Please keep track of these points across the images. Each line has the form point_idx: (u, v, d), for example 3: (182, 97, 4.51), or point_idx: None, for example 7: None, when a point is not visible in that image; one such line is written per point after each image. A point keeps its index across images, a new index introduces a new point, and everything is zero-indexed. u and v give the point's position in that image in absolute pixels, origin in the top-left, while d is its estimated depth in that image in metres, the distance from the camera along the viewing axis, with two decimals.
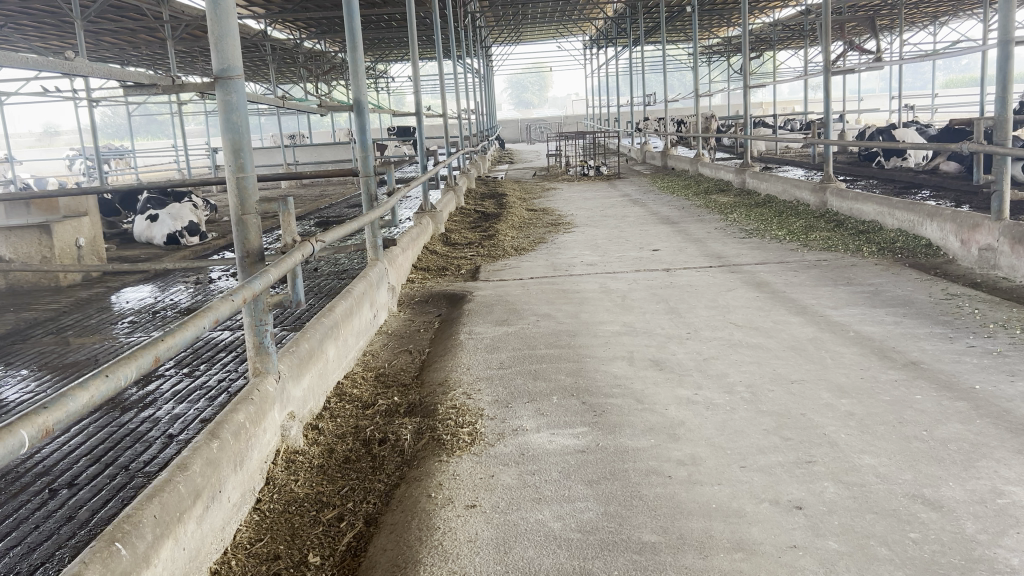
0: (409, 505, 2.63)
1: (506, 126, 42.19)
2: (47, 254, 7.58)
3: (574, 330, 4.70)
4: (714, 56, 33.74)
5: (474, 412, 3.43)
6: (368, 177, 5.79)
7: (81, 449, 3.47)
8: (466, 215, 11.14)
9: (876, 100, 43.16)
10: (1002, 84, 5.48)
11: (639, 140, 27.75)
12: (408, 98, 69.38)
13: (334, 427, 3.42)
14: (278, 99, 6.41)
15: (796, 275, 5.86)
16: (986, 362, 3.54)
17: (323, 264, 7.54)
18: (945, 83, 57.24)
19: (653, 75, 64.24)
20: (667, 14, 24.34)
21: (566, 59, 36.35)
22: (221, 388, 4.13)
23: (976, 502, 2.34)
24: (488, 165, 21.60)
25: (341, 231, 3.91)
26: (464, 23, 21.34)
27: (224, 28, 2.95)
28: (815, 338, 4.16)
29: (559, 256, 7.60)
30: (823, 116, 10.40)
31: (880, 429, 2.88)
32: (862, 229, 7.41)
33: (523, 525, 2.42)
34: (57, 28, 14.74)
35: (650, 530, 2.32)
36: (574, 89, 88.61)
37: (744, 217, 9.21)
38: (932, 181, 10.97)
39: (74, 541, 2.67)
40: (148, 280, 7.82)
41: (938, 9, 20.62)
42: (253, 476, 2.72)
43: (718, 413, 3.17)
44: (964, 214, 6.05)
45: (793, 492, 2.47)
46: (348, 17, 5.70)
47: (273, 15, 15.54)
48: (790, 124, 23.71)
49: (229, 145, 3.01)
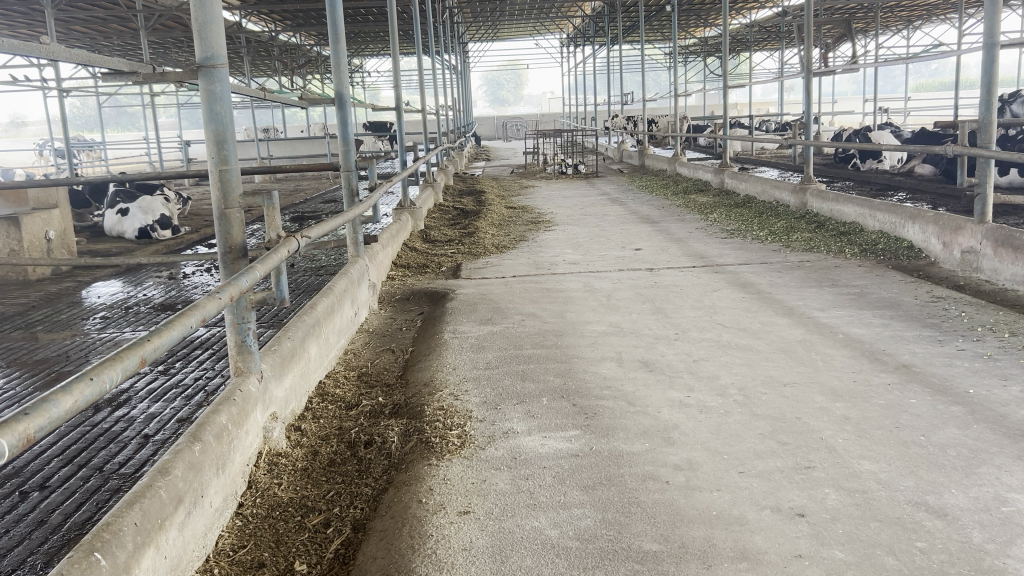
0: (399, 511, 2.53)
1: (482, 123, 42.00)
2: (15, 246, 7.33)
3: (560, 330, 4.61)
4: (690, 57, 33.86)
5: (463, 413, 3.34)
6: (349, 172, 5.64)
7: (53, 449, 3.32)
8: (444, 212, 10.99)
9: (848, 104, 43.61)
10: (986, 88, 5.53)
11: (615, 140, 27.79)
12: (383, 95, 68.89)
13: (316, 428, 3.31)
14: (259, 91, 6.25)
15: (780, 276, 5.86)
16: (978, 366, 3.53)
17: (301, 261, 7.38)
18: (917, 86, 58.35)
19: (628, 75, 64.65)
20: (645, 13, 24.34)
21: (543, 57, 36.22)
22: (198, 387, 3.98)
23: (980, 511, 2.30)
24: (466, 162, 21.48)
25: (324, 226, 3.79)
26: (442, 19, 21.11)
27: (208, 14, 2.82)
28: (805, 340, 4.13)
29: (542, 254, 7.52)
30: (803, 117, 10.39)
31: (878, 434, 2.85)
32: (843, 230, 7.43)
33: (519, 533, 2.34)
34: (25, 16, 14.29)
35: (651, 539, 2.25)
36: (549, 90, 88.58)
37: (724, 217, 9.20)
38: (908, 184, 11.05)
39: (46, 547, 2.54)
40: (119, 275, 7.60)
41: (913, 14, 20.84)
42: (235, 478, 2.61)
43: (713, 417, 3.11)
44: (946, 216, 6.07)
45: (794, 498, 2.43)
46: (331, 9, 5.55)
47: (247, 7, 15.19)
48: (766, 125, 23.89)
49: (212, 136, 2.90)
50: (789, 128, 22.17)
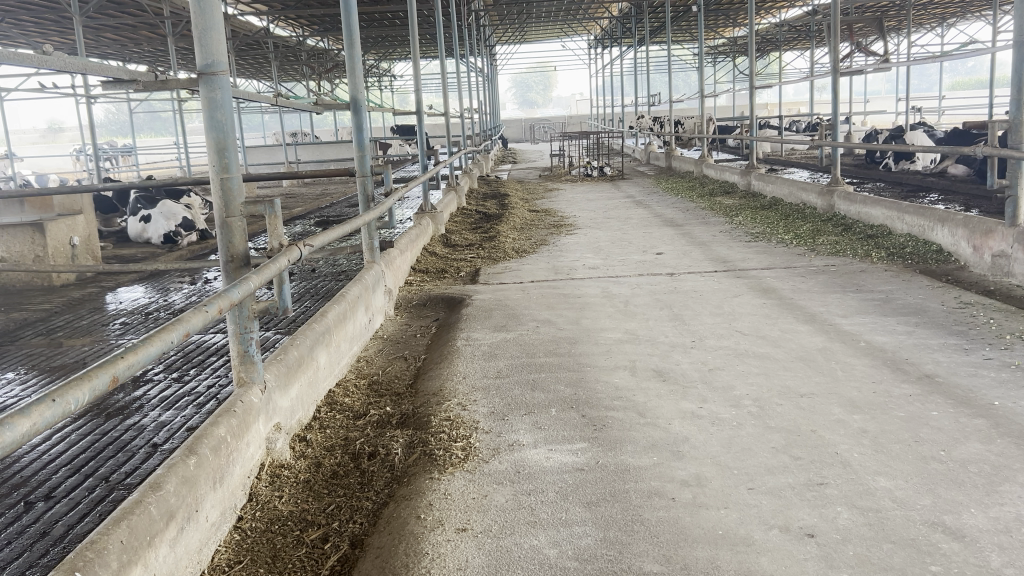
0: (396, 527, 2.48)
1: (509, 125, 42.02)
2: (40, 252, 7.44)
3: (574, 338, 4.53)
4: (717, 57, 33.51)
5: (469, 424, 3.29)
6: (364, 177, 5.59)
7: (62, 458, 3.32)
8: (467, 215, 10.94)
9: (881, 101, 42.79)
10: (1018, 86, 5.34)
11: (642, 141, 27.65)
12: (410, 98, 69.28)
13: (322, 438, 3.28)
14: (277, 96, 6.21)
15: (804, 281, 5.71)
16: (1005, 377, 3.39)
17: (321, 266, 7.40)
18: (951, 84, 57.16)
19: (657, 75, 64.58)
20: (671, 13, 24.17)
21: (570, 59, 36.11)
22: (209, 395, 3.97)
23: (1000, 532, 2.19)
24: (491, 165, 21.33)
25: (333, 233, 3.71)
26: (468, 21, 21.06)
27: (209, 21, 2.80)
28: (825, 348, 4.01)
29: (560, 259, 7.44)
30: (834, 115, 10.05)
31: (895, 448, 2.74)
32: (871, 233, 7.25)
33: (517, 552, 2.28)
34: (58, 24, 14.51)
35: (653, 559, 2.18)
36: (577, 90, 88.31)
37: (749, 220, 9.03)
38: (941, 185, 10.77)
39: (45, 560, 2.53)
40: (141, 280, 7.69)
41: (949, 11, 20.31)
42: (235, 491, 2.59)
43: (724, 429, 3.02)
44: (976, 219, 5.89)
45: (804, 517, 2.33)
46: (346, 13, 5.52)
47: (274, 11, 15.26)
48: (795, 125, 23.53)
49: (214, 145, 2.89)
50: (819, 128, 21.82)
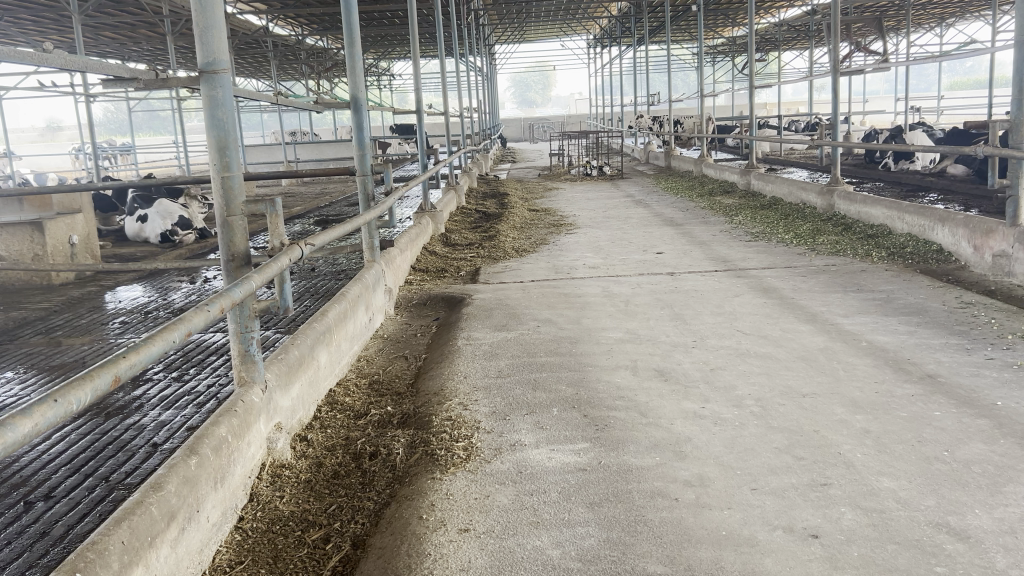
0: (399, 528, 2.47)
1: (508, 124, 42.00)
2: (39, 251, 7.43)
3: (575, 337, 4.51)
4: (716, 57, 33.53)
5: (471, 424, 3.28)
6: (365, 176, 5.58)
7: (62, 458, 3.31)
8: (467, 215, 10.92)
9: (880, 100, 42.78)
10: (1019, 85, 5.34)
11: (641, 141, 27.63)
12: (409, 97, 69.23)
13: (323, 438, 3.26)
14: (276, 95, 6.18)
15: (805, 281, 5.70)
16: (1007, 377, 3.38)
17: (319, 265, 7.38)
18: (950, 84, 57.18)
19: (657, 74, 64.58)
20: (671, 13, 24.15)
21: (569, 59, 36.09)
22: (209, 394, 3.95)
23: (1005, 533, 2.18)
24: (490, 164, 21.31)
25: (334, 232, 3.70)
26: (467, 20, 21.03)
27: (210, 19, 2.79)
28: (826, 348, 4.00)
29: (560, 258, 7.42)
30: (834, 114, 10.04)
31: (899, 448, 2.73)
32: (872, 233, 7.24)
33: (521, 552, 2.27)
34: (56, 22, 14.46)
35: (656, 560, 2.17)
36: (576, 90, 88.36)
37: (749, 220, 9.03)
38: (941, 185, 10.76)
39: (45, 560, 2.51)
40: (140, 279, 7.66)
41: (948, 11, 20.30)
42: (236, 491, 2.57)
43: (727, 429, 3.01)
44: (977, 219, 5.88)
45: (808, 518, 2.32)
46: (346, 12, 5.50)
47: (273, 10, 15.23)
48: (795, 125, 23.52)
49: (215, 143, 2.88)
50: (818, 128, 21.83)
